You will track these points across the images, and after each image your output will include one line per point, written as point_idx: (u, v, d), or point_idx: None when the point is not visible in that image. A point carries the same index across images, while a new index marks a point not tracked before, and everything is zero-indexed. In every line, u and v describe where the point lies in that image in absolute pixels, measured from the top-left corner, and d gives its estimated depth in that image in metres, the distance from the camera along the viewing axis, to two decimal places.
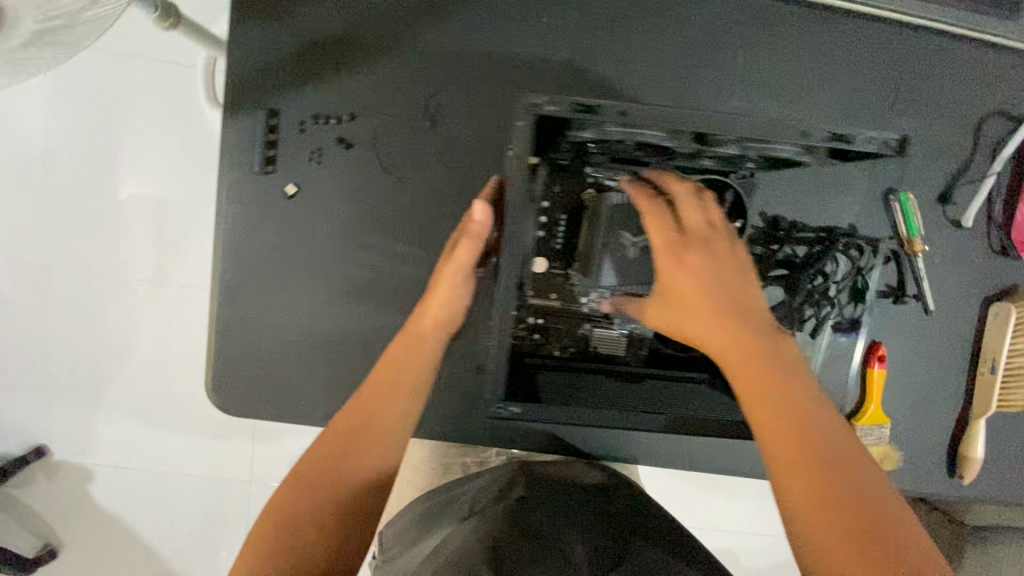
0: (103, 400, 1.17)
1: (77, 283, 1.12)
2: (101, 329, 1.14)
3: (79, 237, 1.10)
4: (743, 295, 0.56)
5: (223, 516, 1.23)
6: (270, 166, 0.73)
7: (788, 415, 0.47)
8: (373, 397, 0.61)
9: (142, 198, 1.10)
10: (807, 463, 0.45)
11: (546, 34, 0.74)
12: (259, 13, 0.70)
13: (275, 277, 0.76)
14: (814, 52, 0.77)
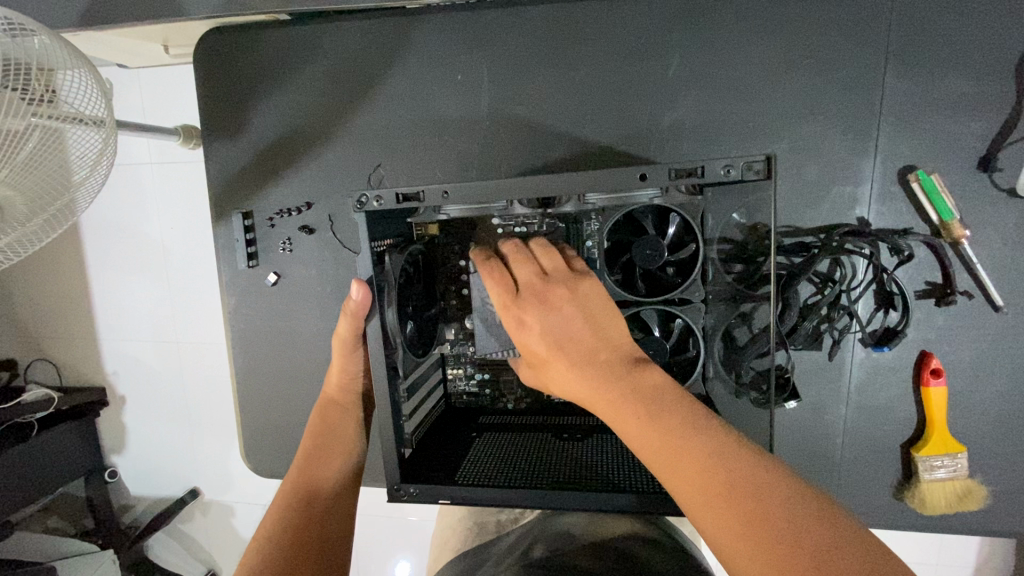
0: (219, 451, 1.43)
1: (182, 359, 1.38)
2: (204, 394, 1.39)
3: (180, 323, 1.36)
4: (611, 336, 0.50)
5: None
6: (253, 260, 0.82)
7: (689, 460, 0.42)
8: (304, 477, 0.60)
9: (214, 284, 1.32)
10: (727, 516, 0.39)
11: (466, 89, 0.74)
12: (222, 132, 0.81)
13: (279, 354, 0.86)
14: (775, 26, 0.66)
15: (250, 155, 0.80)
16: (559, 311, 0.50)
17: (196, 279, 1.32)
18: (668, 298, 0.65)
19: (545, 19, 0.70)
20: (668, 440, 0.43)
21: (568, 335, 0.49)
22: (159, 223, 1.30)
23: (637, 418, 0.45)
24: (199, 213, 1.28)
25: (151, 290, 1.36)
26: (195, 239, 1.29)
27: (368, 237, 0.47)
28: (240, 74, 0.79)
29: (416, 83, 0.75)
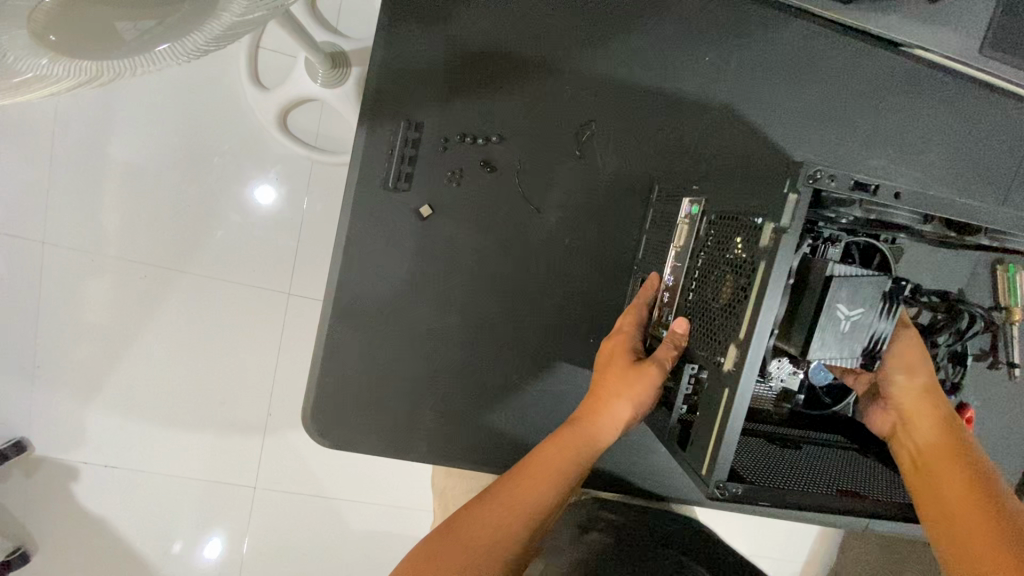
0: (128, 391, 1.09)
1: (108, 262, 1.05)
2: (136, 318, 1.07)
3: (133, 219, 1.04)
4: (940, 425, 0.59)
5: (202, 525, 1.13)
6: (405, 181, 0.67)
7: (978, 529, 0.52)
8: (538, 480, 0.56)
9: (200, 184, 1.04)
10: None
11: (704, 74, 0.71)
12: (416, 13, 0.64)
13: (394, 296, 0.71)
14: (964, 120, 0.76)
15: (444, 55, 0.65)
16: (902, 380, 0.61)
17: (179, 172, 1.04)
18: None
19: (794, 41, 0.72)
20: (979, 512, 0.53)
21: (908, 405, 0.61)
22: (159, 88, 1.02)
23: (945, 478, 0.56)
24: (217, 94, 1.03)
25: (106, 163, 1.02)
26: (200, 121, 1.03)
27: (804, 216, 0.43)
28: None
29: (658, 48, 0.70)
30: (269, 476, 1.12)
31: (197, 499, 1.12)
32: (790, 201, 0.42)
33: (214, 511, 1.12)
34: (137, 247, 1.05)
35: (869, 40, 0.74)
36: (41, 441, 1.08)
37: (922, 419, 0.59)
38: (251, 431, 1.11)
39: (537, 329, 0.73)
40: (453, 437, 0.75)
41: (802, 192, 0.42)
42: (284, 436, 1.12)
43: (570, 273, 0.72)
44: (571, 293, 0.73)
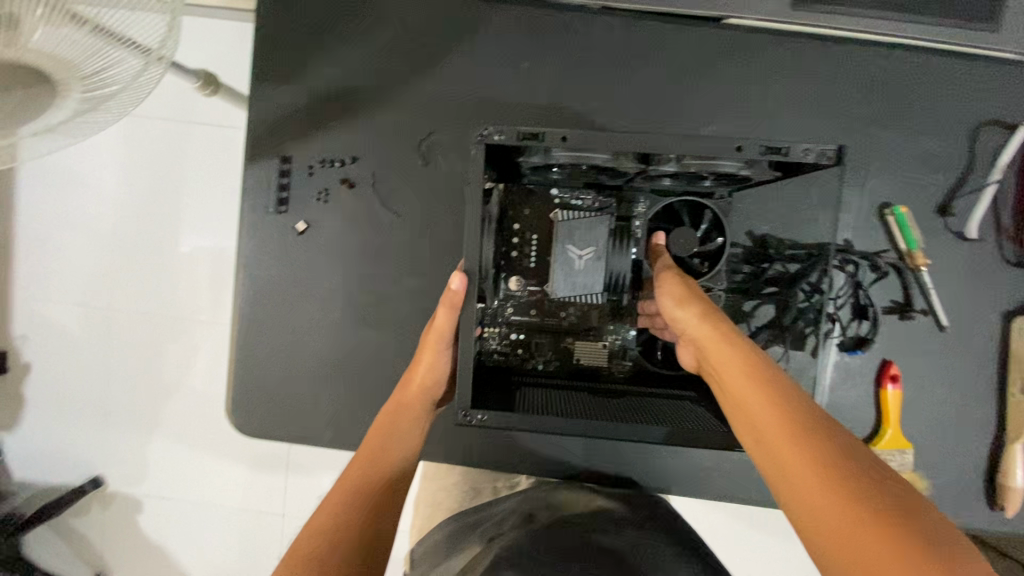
0: (173, 427, 1.36)
1: (148, 320, 1.33)
2: (173, 368, 1.34)
3: (158, 283, 1.32)
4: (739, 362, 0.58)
5: (247, 543, 1.37)
6: (284, 205, 0.81)
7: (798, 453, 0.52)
8: (393, 413, 0.71)
9: (204, 251, 1.30)
10: (826, 498, 0.48)
11: (527, 77, 0.80)
12: (276, 73, 0.80)
13: (289, 303, 0.84)
14: (801, 74, 0.79)
15: (300, 100, 0.80)
16: (700, 331, 0.62)
17: (186, 241, 1.30)
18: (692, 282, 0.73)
19: (610, 32, 0.79)
20: (798, 443, 0.52)
21: (715, 352, 0.60)
22: (162, 177, 1.30)
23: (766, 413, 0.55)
24: (207, 173, 1.29)
25: (136, 243, 1.32)
26: (197, 197, 1.29)
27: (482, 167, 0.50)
28: (299, 20, 0.80)
29: (483, 61, 0.80)
30: (295, 506, 1.35)
31: (240, 522, 1.37)
32: (467, 158, 0.50)
33: (259, 539, 1.37)
34: (162, 310, 1.33)
35: (685, 21, 0.79)
36: (111, 476, 1.38)
37: (719, 357, 0.60)
38: (279, 465, 1.35)
39: (412, 320, 0.82)
40: (352, 422, 0.84)
41: (478, 149, 0.51)
42: (307, 471, 1.34)
43: (432, 265, 0.82)
44: (435, 282, 0.82)
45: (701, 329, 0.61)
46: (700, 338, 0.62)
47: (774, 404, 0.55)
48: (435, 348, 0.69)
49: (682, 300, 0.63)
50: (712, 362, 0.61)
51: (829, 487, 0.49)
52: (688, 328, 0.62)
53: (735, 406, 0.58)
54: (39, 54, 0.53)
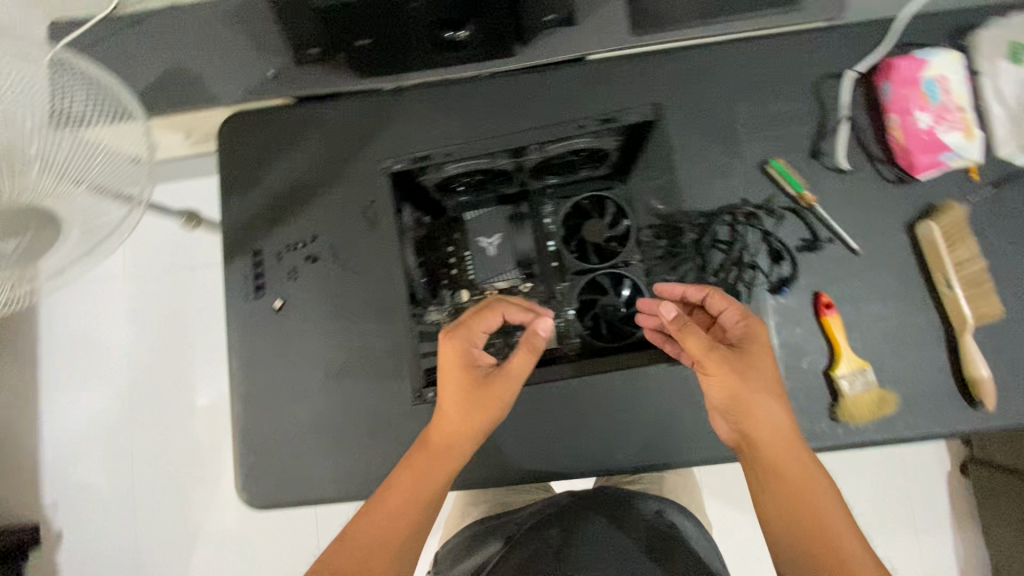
0: (201, 557, 1.38)
1: (168, 452, 1.42)
2: (196, 496, 1.40)
3: (174, 416, 1.42)
4: (782, 422, 0.67)
5: None
6: (260, 289, 0.94)
7: (815, 505, 0.64)
8: (471, 430, 0.71)
9: (215, 376, 1.43)
10: (816, 543, 0.63)
11: (442, 137, 0.96)
12: (239, 186, 0.97)
13: (278, 373, 0.93)
14: (660, 78, 0.94)
15: (262, 203, 0.96)
16: (773, 423, 0.67)
17: (198, 367, 1.44)
18: (614, 262, 0.84)
19: (498, 88, 0.96)
20: (816, 496, 0.65)
21: (767, 412, 0.67)
22: (167, 318, 1.45)
23: (798, 466, 0.66)
24: (209, 303, 1.45)
25: (150, 382, 1.44)
26: (201, 329, 1.45)
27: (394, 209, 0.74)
28: (249, 141, 0.98)
29: (403, 136, 0.96)
30: None
31: None
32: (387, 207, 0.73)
33: None
34: (180, 440, 1.42)
35: (556, 65, 0.96)
36: None
37: (761, 415, 0.67)
38: None
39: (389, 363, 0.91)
40: (352, 471, 0.90)
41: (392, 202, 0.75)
42: None
43: (396, 307, 0.92)
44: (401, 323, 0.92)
45: (754, 393, 0.67)
46: (747, 397, 0.67)
47: (808, 469, 0.66)
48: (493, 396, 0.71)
49: (749, 387, 0.67)
50: (757, 418, 0.67)
51: (824, 531, 0.63)
52: (753, 407, 0.67)
53: (760, 457, 0.67)
54: (41, 185, 0.69)
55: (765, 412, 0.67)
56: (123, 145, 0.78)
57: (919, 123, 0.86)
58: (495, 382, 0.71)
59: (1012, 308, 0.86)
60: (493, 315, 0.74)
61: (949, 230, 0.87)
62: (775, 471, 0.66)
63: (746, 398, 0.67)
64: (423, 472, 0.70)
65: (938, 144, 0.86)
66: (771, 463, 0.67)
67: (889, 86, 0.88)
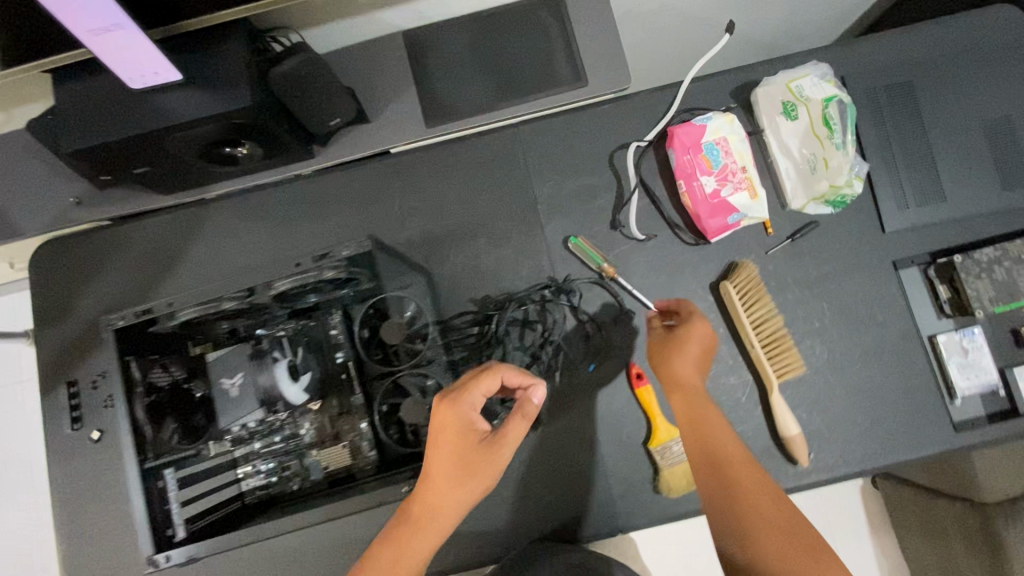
0: None
1: None
2: None
3: None
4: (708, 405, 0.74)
5: None
6: (78, 420, 0.92)
7: (760, 484, 0.68)
8: (464, 497, 0.69)
9: None
10: (773, 523, 0.65)
11: (253, 245, 0.97)
12: (54, 317, 0.96)
13: (103, 506, 0.91)
14: (460, 167, 0.96)
15: (77, 332, 0.95)
16: (685, 386, 0.76)
17: None
18: (416, 363, 0.81)
19: (305, 192, 0.97)
20: (762, 476, 0.69)
21: (692, 387, 0.76)
22: None
23: (741, 453, 0.70)
24: None
25: None
26: None
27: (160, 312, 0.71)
28: (63, 270, 0.98)
29: (215, 249, 0.97)
30: None
31: None
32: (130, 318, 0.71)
33: None
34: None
35: (361, 161, 0.97)
36: None
37: (687, 373, 0.76)
38: None
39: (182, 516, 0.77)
40: None
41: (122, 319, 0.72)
42: None
43: None
44: None
45: (686, 359, 0.77)
46: (672, 359, 0.77)
47: (748, 453, 0.71)
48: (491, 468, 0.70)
49: (685, 356, 0.78)
50: (689, 382, 0.76)
51: (778, 515, 0.66)
52: (681, 386, 0.76)
53: (708, 437, 0.71)
54: None
55: (689, 379, 0.76)
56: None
57: (705, 188, 0.87)
58: (493, 451, 0.70)
59: (819, 356, 0.88)
60: (494, 379, 0.70)
61: (748, 287, 0.87)
62: (728, 455, 0.70)
63: (673, 358, 0.78)
64: (404, 545, 0.68)
65: (725, 207, 0.88)
66: (717, 447, 0.70)
67: (674, 153, 0.89)
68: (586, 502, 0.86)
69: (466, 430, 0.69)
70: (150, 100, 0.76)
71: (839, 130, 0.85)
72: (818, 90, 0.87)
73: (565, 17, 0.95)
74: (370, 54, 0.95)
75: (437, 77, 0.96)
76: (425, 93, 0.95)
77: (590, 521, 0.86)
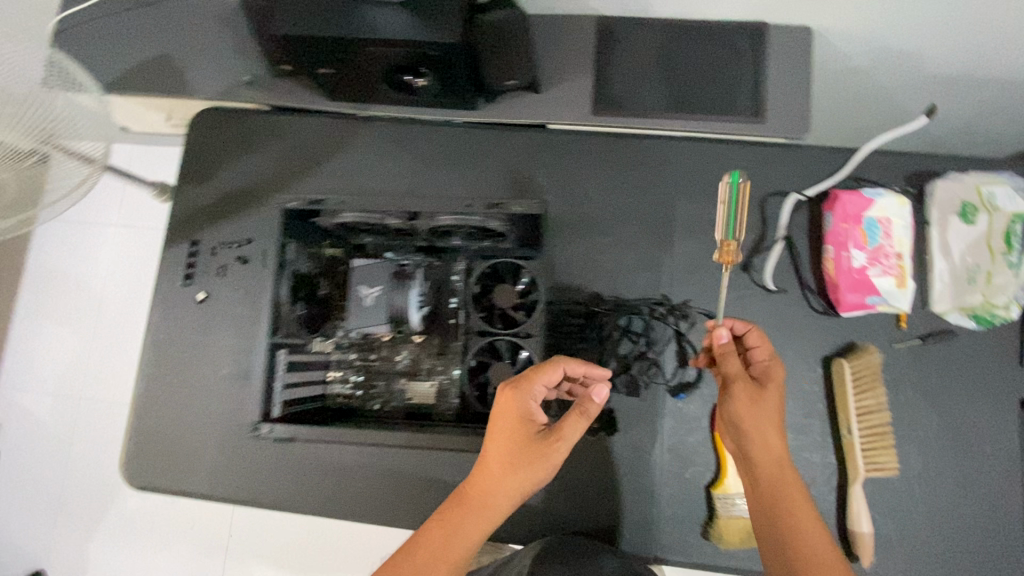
0: None
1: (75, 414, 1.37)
2: None
3: None
4: (779, 449, 0.70)
5: None
6: (189, 278, 0.97)
7: (815, 537, 0.66)
8: (516, 487, 0.69)
9: None
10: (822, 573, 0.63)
11: (392, 171, 0.98)
12: (195, 177, 1.01)
13: (185, 364, 0.96)
14: (610, 161, 0.95)
15: (212, 198, 1.00)
16: (756, 425, 0.70)
17: None
18: (515, 331, 0.84)
19: (457, 137, 0.98)
20: (820, 529, 0.66)
21: (761, 429, 0.70)
22: None
23: (799, 501, 0.68)
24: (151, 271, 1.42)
25: None
26: None
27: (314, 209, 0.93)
28: (214, 137, 1.03)
29: (357, 163, 0.99)
30: None
31: None
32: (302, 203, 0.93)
33: None
34: None
35: (521, 126, 0.98)
36: None
37: (759, 411, 0.71)
38: None
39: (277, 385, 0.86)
40: (231, 472, 0.92)
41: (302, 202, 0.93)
42: None
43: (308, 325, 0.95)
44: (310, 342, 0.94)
45: (762, 399, 0.72)
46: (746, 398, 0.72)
47: (805, 501, 0.68)
48: (543, 459, 0.70)
49: (758, 398, 0.72)
50: (760, 424, 0.70)
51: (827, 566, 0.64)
52: (750, 424, 0.71)
53: (769, 477, 0.69)
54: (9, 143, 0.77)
55: (758, 419, 0.71)
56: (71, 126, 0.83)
57: (853, 261, 0.85)
58: (548, 443, 0.71)
59: (912, 465, 0.84)
60: (556, 370, 0.72)
61: (863, 374, 0.84)
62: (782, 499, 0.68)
63: (748, 396, 0.72)
64: (457, 527, 0.68)
65: (868, 286, 0.84)
66: (775, 488, 0.69)
67: (831, 217, 0.87)
68: (632, 523, 0.86)
69: (524, 416, 0.71)
70: (365, 14, 0.80)
71: (1019, 250, 0.80)
72: (1010, 202, 0.81)
73: (761, 52, 0.93)
74: (561, 28, 0.96)
75: (618, 69, 0.95)
76: (601, 81, 0.95)
77: (630, 540, 0.85)
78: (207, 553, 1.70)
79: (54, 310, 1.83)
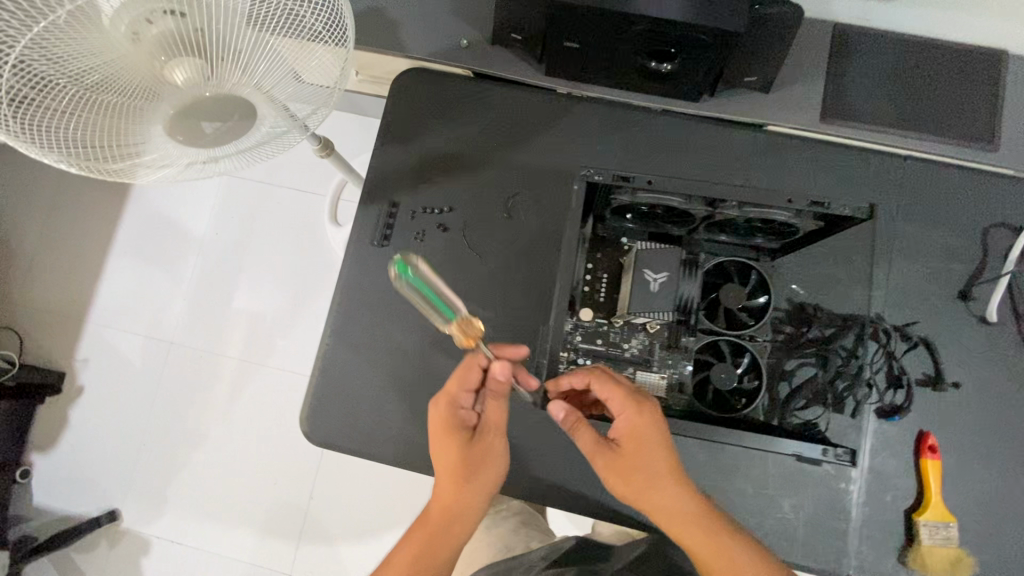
0: None
1: None
2: None
3: None
4: (661, 482, 0.72)
5: None
6: (386, 240, 0.96)
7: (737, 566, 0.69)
8: (473, 487, 0.77)
9: None
10: None
11: (603, 155, 0.97)
12: (397, 137, 1.00)
13: (375, 326, 0.95)
14: (830, 173, 0.93)
15: (413, 161, 0.98)
16: (636, 462, 0.72)
17: None
18: (741, 333, 0.82)
19: (673, 129, 0.96)
20: (722, 557, 0.70)
21: (640, 464, 0.72)
22: None
23: (695, 532, 0.71)
24: None
25: None
26: None
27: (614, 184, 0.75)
28: (417, 98, 1.01)
29: (566, 143, 0.97)
30: None
31: None
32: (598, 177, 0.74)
33: None
34: None
35: (740, 125, 0.96)
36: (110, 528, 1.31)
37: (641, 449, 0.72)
38: None
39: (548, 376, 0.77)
40: (414, 439, 0.91)
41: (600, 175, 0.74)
42: None
43: (506, 301, 0.93)
44: (506, 319, 0.93)
45: (643, 440, 0.72)
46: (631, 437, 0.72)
47: (714, 530, 0.71)
48: (482, 453, 0.78)
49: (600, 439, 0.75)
50: (645, 460, 0.72)
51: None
52: (636, 458, 0.72)
53: (652, 506, 0.73)
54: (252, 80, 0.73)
55: (639, 455, 0.72)
56: (312, 71, 0.78)
57: None
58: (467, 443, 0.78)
59: None
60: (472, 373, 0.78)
61: None
62: (684, 528, 0.71)
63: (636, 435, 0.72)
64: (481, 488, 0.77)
65: None
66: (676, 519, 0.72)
67: None
68: (830, 540, 0.84)
69: (450, 415, 0.79)
70: None
71: None
72: None
73: (999, 78, 0.92)
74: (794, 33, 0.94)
75: (850, 78, 0.94)
76: (830, 87, 0.94)
77: (827, 558, 0.84)
78: (282, 523, 1.59)
79: (147, 249, 1.72)
